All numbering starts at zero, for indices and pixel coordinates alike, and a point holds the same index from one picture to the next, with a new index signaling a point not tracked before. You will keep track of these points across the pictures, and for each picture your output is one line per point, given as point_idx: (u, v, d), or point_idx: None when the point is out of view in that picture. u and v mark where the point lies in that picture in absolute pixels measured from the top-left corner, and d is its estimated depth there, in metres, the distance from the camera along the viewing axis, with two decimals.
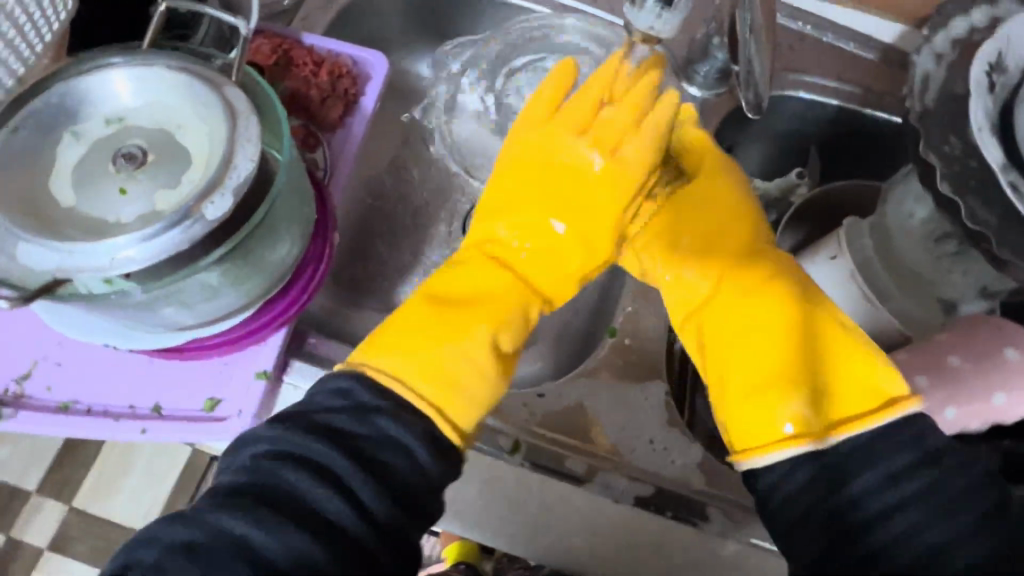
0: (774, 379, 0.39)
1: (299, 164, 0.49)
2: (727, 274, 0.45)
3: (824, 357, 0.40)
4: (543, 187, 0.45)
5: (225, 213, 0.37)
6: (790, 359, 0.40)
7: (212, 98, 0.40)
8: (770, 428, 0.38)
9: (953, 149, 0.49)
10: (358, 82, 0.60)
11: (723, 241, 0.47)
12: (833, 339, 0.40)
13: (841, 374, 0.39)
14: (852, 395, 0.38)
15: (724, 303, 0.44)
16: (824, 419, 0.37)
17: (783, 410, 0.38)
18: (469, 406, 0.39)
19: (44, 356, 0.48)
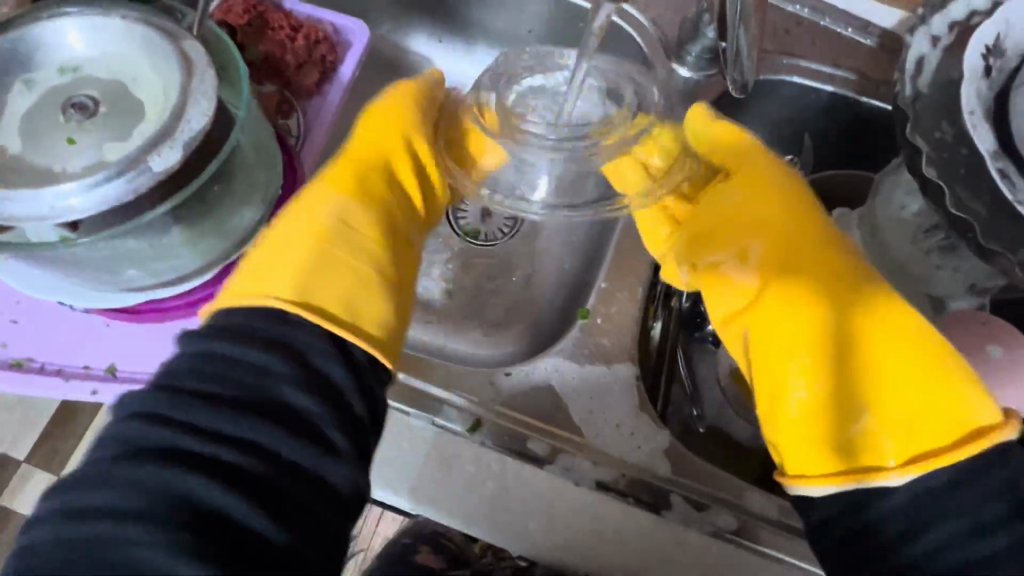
0: (840, 402, 0.40)
1: (263, 126, 0.47)
2: (789, 294, 0.44)
3: (902, 383, 0.39)
4: (372, 136, 0.52)
5: (173, 166, 0.36)
6: (862, 385, 0.40)
7: (167, 49, 0.39)
8: (840, 456, 0.38)
9: (943, 135, 0.47)
10: (337, 50, 0.58)
11: (787, 263, 0.46)
12: (909, 363, 0.40)
13: (917, 398, 0.39)
14: (929, 424, 0.37)
15: (789, 324, 0.44)
16: (898, 446, 0.37)
17: (854, 436, 0.39)
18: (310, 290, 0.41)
19: (1, 312, 0.48)
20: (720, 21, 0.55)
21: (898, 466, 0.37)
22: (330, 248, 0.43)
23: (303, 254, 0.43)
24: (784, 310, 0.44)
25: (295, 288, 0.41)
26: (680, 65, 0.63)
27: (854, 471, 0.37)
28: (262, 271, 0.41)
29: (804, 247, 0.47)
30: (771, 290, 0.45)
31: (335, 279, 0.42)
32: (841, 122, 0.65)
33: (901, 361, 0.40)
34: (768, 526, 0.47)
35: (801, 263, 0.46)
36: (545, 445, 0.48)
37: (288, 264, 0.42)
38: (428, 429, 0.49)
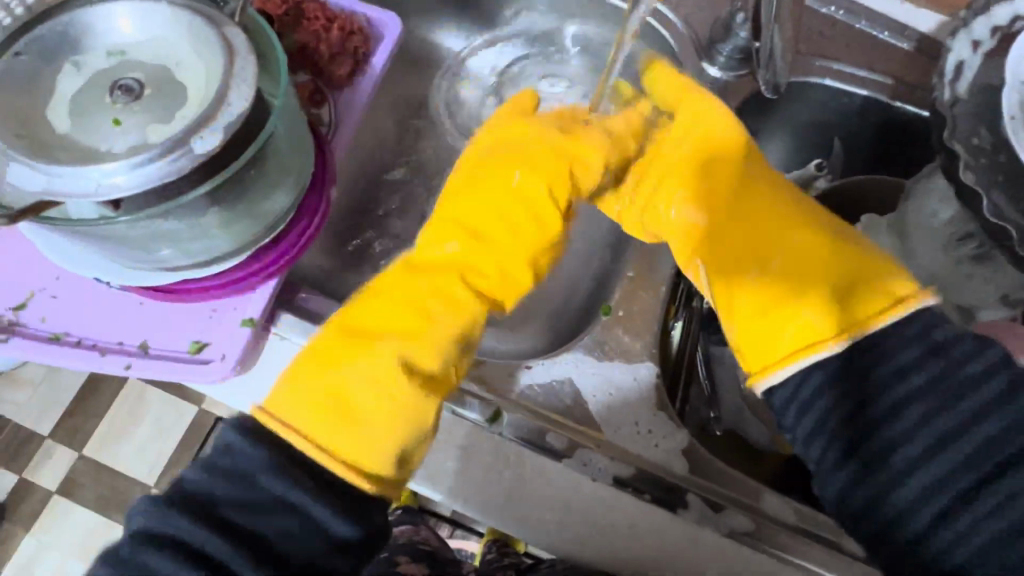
0: (781, 297, 0.42)
1: (298, 114, 0.48)
2: (737, 213, 0.46)
3: (825, 266, 0.42)
4: (485, 223, 0.45)
5: (214, 149, 0.37)
6: (796, 277, 0.42)
7: (212, 37, 0.40)
8: (788, 343, 0.40)
9: (981, 142, 0.46)
10: (370, 42, 0.59)
11: (734, 185, 0.47)
12: (829, 250, 0.42)
13: (839, 278, 0.41)
14: (853, 300, 0.40)
15: (737, 239, 0.45)
16: (833, 322, 0.39)
17: (798, 324, 0.40)
18: (370, 447, 0.37)
19: (42, 288, 0.49)
20: (753, 22, 0.55)
21: (835, 337, 0.39)
22: (386, 390, 0.38)
23: (359, 381, 0.38)
24: (733, 227, 0.46)
25: (341, 430, 0.37)
26: (711, 65, 0.63)
27: (798, 351, 0.39)
28: (323, 376, 0.38)
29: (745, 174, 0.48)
30: (718, 213, 0.47)
31: (383, 433, 0.38)
32: (873, 127, 0.64)
33: (827, 249, 0.42)
34: (786, 530, 0.47)
35: (744, 181, 0.47)
36: (564, 438, 0.48)
37: (342, 398, 0.38)
38: (448, 418, 0.49)
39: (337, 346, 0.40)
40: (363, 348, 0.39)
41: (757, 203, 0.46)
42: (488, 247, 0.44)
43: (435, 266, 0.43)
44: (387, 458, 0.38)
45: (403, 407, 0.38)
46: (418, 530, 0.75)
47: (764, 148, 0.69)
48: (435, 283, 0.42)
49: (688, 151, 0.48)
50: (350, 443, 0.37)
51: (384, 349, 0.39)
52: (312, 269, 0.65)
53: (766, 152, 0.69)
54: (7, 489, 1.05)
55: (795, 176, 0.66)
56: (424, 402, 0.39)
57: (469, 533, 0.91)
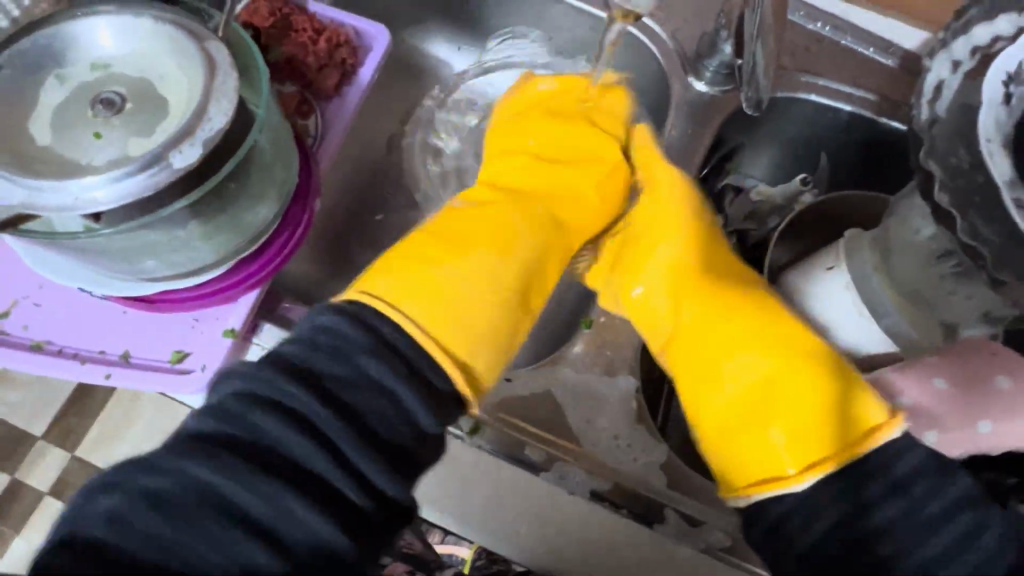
0: (751, 417, 0.42)
1: (282, 126, 0.49)
2: (708, 314, 0.46)
3: (797, 394, 0.41)
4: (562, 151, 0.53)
5: (193, 163, 0.37)
6: (768, 400, 0.42)
7: (194, 51, 0.40)
8: (757, 468, 0.40)
9: (959, 161, 0.46)
10: (357, 54, 0.59)
11: (703, 276, 0.48)
12: (803, 375, 0.42)
13: (812, 407, 0.41)
14: (824, 428, 0.40)
15: (709, 348, 0.45)
16: (801, 455, 0.39)
17: (768, 450, 0.40)
18: (473, 350, 0.42)
19: (25, 296, 0.50)
20: (737, 38, 0.55)
21: (802, 471, 0.38)
22: (472, 281, 0.44)
23: (457, 280, 0.44)
24: (707, 335, 0.45)
25: (443, 316, 0.42)
26: (697, 79, 0.64)
27: (767, 480, 0.39)
28: (418, 271, 0.44)
29: (718, 272, 0.49)
30: (693, 313, 0.47)
31: (474, 327, 0.43)
32: (858, 143, 0.65)
33: (801, 375, 0.42)
34: None
35: (709, 267, 0.49)
36: (540, 452, 0.48)
37: (446, 294, 0.43)
38: None
39: (435, 249, 0.46)
40: (451, 253, 0.45)
41: (728, 305, 0.46)
42: (557, 163, 0.52)
43: (509, 197, 0.51)
44: (475, 356, 0.43)
45: (486, 305, 0.44)
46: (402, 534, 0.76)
47: (750, 163, 0.70)
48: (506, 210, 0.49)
49: (654, 223, 0.51)
50: (451, 342, 0.42)
51: (479, 257, 0.45)
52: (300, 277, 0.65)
53: (753, 166, 0.70)
54: None
55: (780, 190, 0.68)
56: (505, 306, 0.45)
57: (459, 540, 0.91)
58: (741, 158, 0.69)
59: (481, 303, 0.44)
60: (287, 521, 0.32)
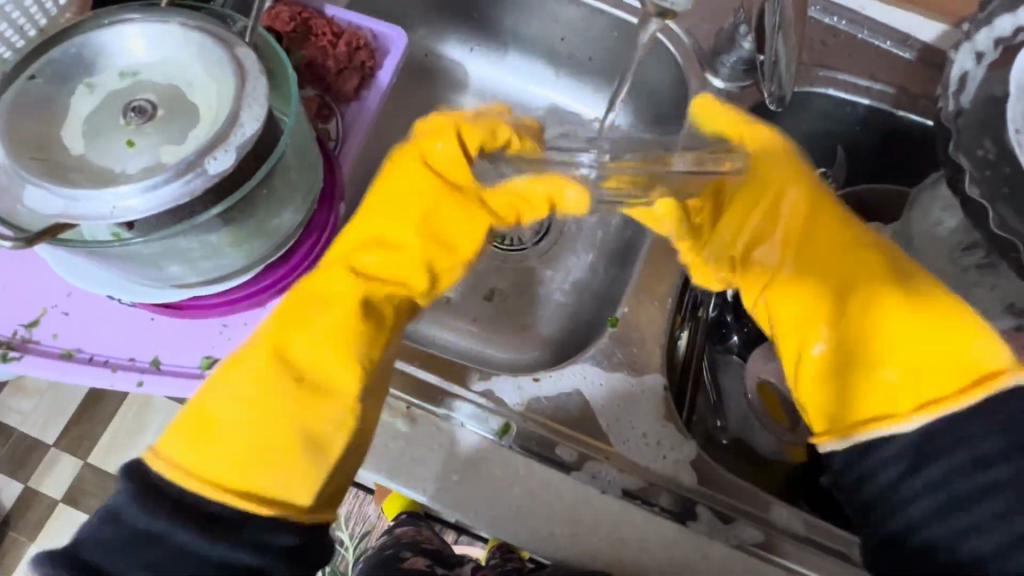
0: (857, 355, 0.43)
1: (307, 131, 0.49)
2: (813, 266, 0.46)
3: (916, 339, 0.41)
4: (390, 225, 0.47)
5: (227, 168, 0.37)
6: (879, 342, 0.42)
7: (223, 58, 0.40)
8: (858, 405, 0.41)
9: (987, 153, 0.46)
10: (375, 56, 0.59)
11: (815, 228, 0.47)
12: (927, 322, 0.41)
13: (928, 357, 0.40)
14: (943, 371, 0.40)
15: (812, 292, 0.46)
16: (913, 394, 0.40)
17: (873, 389, 0.41)
18: (278, 473, 0.39)
19: (54, 305, 0.50)
20: (758, 33, 0.55)
21: (914, 411, 0.39)
22: (305, 403, 0.41)
23: (247, 423, 0.40)
24: (813, 279, 0.46)
25: (250, 464, 0.38)
26: (714, 75, 0.63)
27: (871, 418, 0.40)
28: (215, 419, 0.40)
29: (835, 222, 0.47)
30: (796, 262, 0.47)
31: (345, 469, 0.41)
32: (877, 136, 0.65)
33: (922, 321, 0.41)
34: (794, 540, 0.47)
35: (826, 220, 0.47)
36: (570, 453, 0.49)
37: (236, 440, 0.39)
38: (457, 431, 0.50)
39: (253, 390, 0.40)
40: (263, 394, 0.40)
41: (844, 252, 0.45)
42: (376, 236, 0.47)
43: (314, 288, 0.44)
44: (332, 485, 0.40)
45: (333, 441, 0.40)
46: (421, 529, 0.77)
47: None
48: (317, 292, 0.44)
49: (767, 186, 0.49)
50: (264, 481, 0.38)
51: (270, 385, 0.41)
52: None
53: None
54: (13, 497, 1.06)
55: None
56: (322, 414, 0.40)
57: (474, 539, 0.92)
58: None
59: (278, 418, 0.40)
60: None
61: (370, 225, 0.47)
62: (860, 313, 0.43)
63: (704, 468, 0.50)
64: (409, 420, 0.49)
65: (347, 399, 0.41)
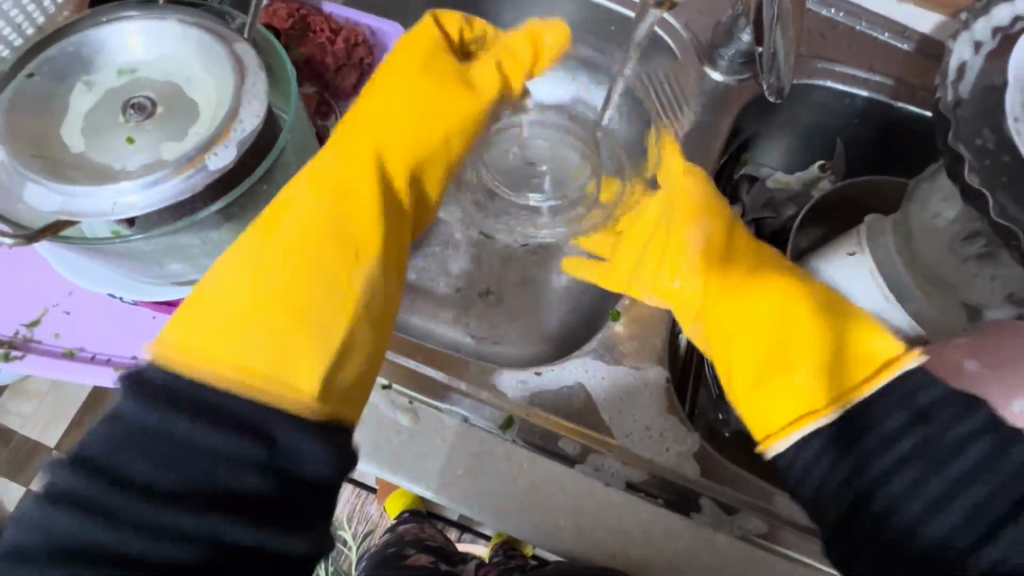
0: (774, 367, 0.46)
1: (307, 127, 0.49)
2: (727, 280, 0.50)
3: (808, 337, 0.45)
4: (383, 121, 0.47)
5: (227, 164, 0.37)
6: (787, 350, 0.46)
7: (222, 54, 0.40)
8: (787, 413, 0.44)
9: (985, 142, 0.46)
10: (374, 52, 0.59)
11: (715, 247, 0.51)
12: (807, 320, 0.46)
13: (836, 358, 0.44)
14: (841, 360, 0.44)
15: (718, 310, 0.50)
16: (827, 389, 0.43)
17: (793, 393, 0.44)
18: (291, 360, 0.39)
19: (55, 304, 0.50)
20: (756, 26, 0.55)
21: (834, 403, 0.42)
22: (301, 279, 0.41)
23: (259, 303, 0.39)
24: (718, 299, 0.50)
25: (256, 353, 0.38)
26: (713, 69, 0.63)
27: (800, 417, 0.43)
28: (219, 325, 0.39)
29: (728, 240, 0.52)
30: (703, 285, 0.50)
31: (357, 350, 0.41)
32: (876, 128, 0.65)
33: (806, 318, 0.46)
34: (797, 530, 0.48)
35: (734, 240, 0.52)
36: (573, 445, 0.49)
37: (241, 328, 0.39)
38: (460, 426, 0.49)
39: (254, 274, 0.40)
40: (259, 277, 0.40)
41: (733, 268, 0.50)
42: (384, 118, 0.47)
43: (326, 166, 0.45)
44: (343, 368, 0.40)
45: (337, 318, 0.41)
46: (423, 527, 0.77)
47: (765, 152, 0.70)
48: (320, 176, 0.44)
49: (670, 196, 0.55)
50: (273, 370, 0.38)
51: (278, 267, 0.41)
52: None
53: (768, 156, 0.70)
54: (16, 500, 1.06)
55: (798, 177, 0.67)
56: (331, 295, 0.41)
57: (477, 536, 0.92)
58: (756, 148, 0.69)
59: (289, 300, 0.40)
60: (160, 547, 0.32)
61: (377, 108, 0.48)
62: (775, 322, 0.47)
63: (709, 461, 0.49)
64: (412, 415, 0.49)
65: (345, 273, 0.41)
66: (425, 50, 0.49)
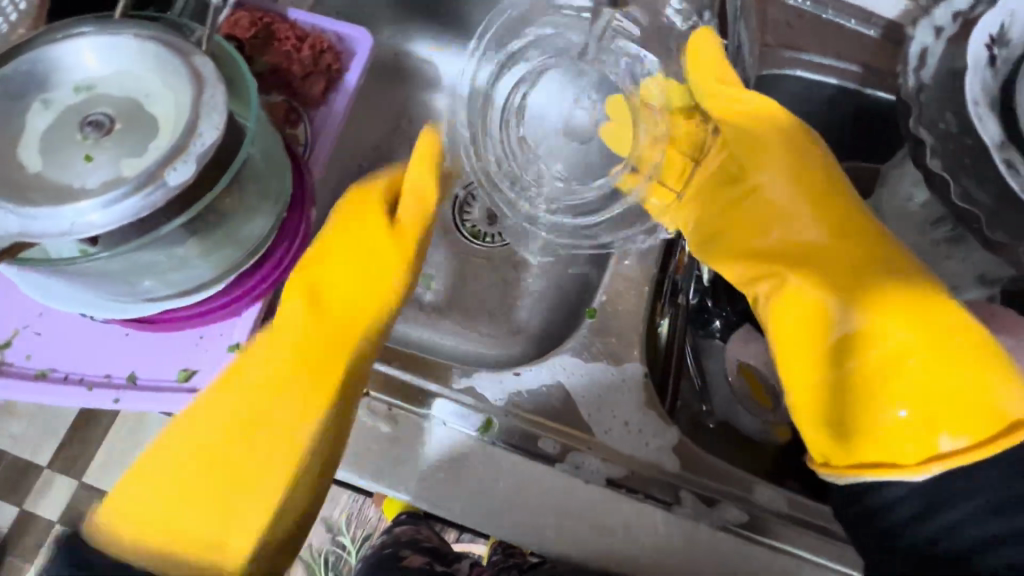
0: (865, 392, 0.44)
1: (273, 135, 0.49)
2: (823, 280, 0.47)
3: (926, 377, 0.42)
4: (349, 247, 0.49)
5: (187, 180, 0.37)
6: (888, 382, 0.44)
7: (179, 67, 0.40)
8: (868, 452, 0.43)
9: (948, 126, 0.46)
10: (341, 58, 0.59)
11: (822, 228, 0.49)
12: (935, 355, 0.43)
13: (946, 402, 0.41)
14: (953, 415, 0.41)
15: (816, 317, 0.46)
16: (925, 439, 0.41)
17: (889, 431, 0.42)
18: (240, 535, 0.43)
19: (25, 325, 0.49)
20: None
21: (920, 463, 0.40)
22: (254, 446, 0.45)
23: (233, 451, 0.45)
24: (806, 300, 0.47)
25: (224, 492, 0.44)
26: None
27: (874, 464, 0.42)
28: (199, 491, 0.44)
29: (837, 225, 0.49)
30: (810, 279, 0.47)
31: (276, 520, 0.44)
32: (847, 115, 0.65)
33: (928, 357, 0.43)
34: (779, 519, 0.48)
35: (839, 227, 0.49)
36: (552, 444, 0.49)
37: (218, 499, 0.44)
38: (439, 429, 0.50)
39: (236, 412, 0.45)
40: (219, 456, 0.45)
41: (848, 269, 0.47)
42: (336, 305, 0.48)
43: (272, 353, 0.46)
44: (277, 528, 0.45)
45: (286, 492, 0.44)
46: (419, 528, 0.77)
47: None
48: (294, 321, 0.47)
49: (739, 152, 0.54)
50: (222, 531, 0.43)
51: (263, 404, 0.46)
52: None
53: None
54: (9, 520, 1.05)
55: None
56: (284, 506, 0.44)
57: (477, 536, 0.93)
58: None
59: (259, 462, 0.44)
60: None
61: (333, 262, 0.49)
62: (879, 341, 0.45)
63: (686, 455, 0.50)
64: (392, 421, 0.50)
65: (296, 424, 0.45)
66: (357, 207, 0.51)
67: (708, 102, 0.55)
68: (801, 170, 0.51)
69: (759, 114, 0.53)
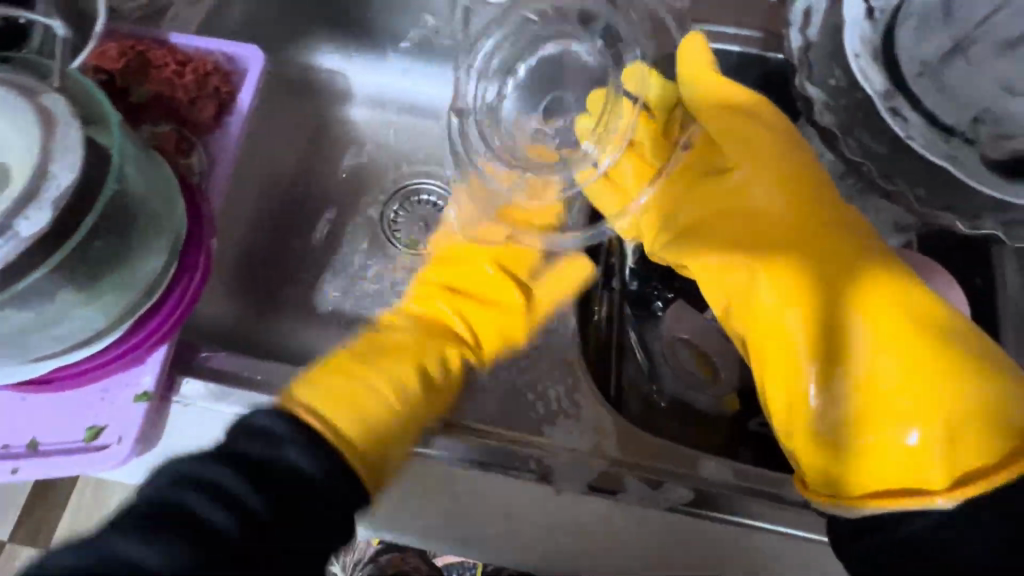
0: (867, 407, 0.40)
1: (154, 169, 0.46)
2: (798, 284, 0.43)
3: (933, 383, 0.39)
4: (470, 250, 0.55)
5: (42, 228, 0.35)
6: (891, 394, 0.39)
7: (22, 106, 0.37)
8: (880, 477, 0.38)
9: (838, 82, 0.47)
10: (231, 79, 0.56)
11: (799, 223, 0.46)
12: (937, 368, 0.39)
13: (955, 421, 0.37)
14: (967, 429, 0.37)
15: (790, 328, 0.43)
16: (947, 463, 0.36)
17: (899, 452, 0.38)
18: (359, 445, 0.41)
19: None
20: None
21: (946, 488, 0.35)
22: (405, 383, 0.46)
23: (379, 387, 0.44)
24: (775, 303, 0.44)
25: (358, 420, 0.42)
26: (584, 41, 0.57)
27: (891, 494, 0.37)
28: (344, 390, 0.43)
29: (812, 221, 0.46)
30: (788, 281, 0.44)
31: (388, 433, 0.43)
32: (756, 80, 0.66)
33: (924, 365, 0.40)
34: (726, 490, 0.47)
35: (815, 237, 0.46)
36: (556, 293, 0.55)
37: (354, 404, 0.42)
38: None
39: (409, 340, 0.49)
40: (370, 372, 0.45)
41: (832, 264, 0.44)
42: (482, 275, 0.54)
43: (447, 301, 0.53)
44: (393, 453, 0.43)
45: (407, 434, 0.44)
46: (405, 553, 0.74)
47: None
48: (455, 277, 0.54)
49: (722, 136, 0.51)
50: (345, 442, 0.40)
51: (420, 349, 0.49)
52: (227, 321, 0.64)
53: None
54: None
55: None
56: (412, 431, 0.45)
57: None
58: None
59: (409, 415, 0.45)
60: (138, 565, 0.30)
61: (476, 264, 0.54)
62: (873, 354, 0.41)
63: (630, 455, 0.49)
64: None
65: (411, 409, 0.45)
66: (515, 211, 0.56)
67: (695, 93, 0.53)
68: (776, 170, 0.48)
69: (743, 104, 0.52)
